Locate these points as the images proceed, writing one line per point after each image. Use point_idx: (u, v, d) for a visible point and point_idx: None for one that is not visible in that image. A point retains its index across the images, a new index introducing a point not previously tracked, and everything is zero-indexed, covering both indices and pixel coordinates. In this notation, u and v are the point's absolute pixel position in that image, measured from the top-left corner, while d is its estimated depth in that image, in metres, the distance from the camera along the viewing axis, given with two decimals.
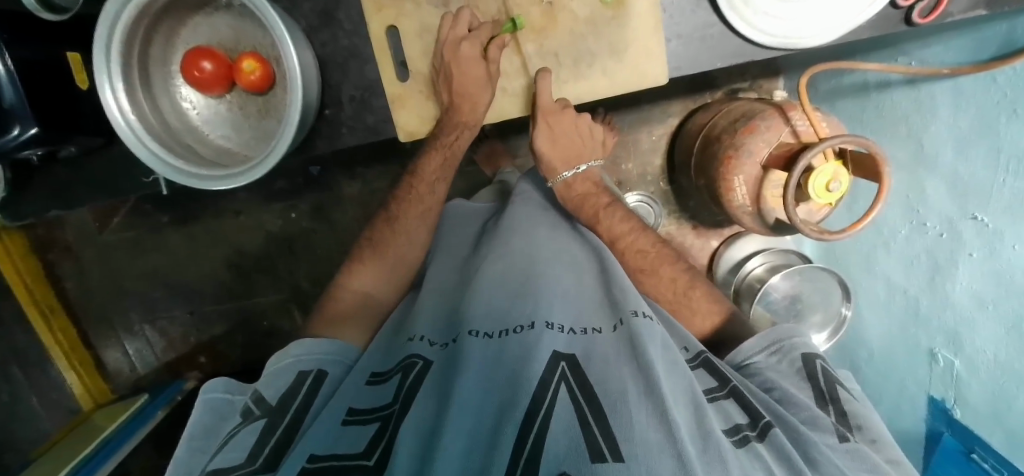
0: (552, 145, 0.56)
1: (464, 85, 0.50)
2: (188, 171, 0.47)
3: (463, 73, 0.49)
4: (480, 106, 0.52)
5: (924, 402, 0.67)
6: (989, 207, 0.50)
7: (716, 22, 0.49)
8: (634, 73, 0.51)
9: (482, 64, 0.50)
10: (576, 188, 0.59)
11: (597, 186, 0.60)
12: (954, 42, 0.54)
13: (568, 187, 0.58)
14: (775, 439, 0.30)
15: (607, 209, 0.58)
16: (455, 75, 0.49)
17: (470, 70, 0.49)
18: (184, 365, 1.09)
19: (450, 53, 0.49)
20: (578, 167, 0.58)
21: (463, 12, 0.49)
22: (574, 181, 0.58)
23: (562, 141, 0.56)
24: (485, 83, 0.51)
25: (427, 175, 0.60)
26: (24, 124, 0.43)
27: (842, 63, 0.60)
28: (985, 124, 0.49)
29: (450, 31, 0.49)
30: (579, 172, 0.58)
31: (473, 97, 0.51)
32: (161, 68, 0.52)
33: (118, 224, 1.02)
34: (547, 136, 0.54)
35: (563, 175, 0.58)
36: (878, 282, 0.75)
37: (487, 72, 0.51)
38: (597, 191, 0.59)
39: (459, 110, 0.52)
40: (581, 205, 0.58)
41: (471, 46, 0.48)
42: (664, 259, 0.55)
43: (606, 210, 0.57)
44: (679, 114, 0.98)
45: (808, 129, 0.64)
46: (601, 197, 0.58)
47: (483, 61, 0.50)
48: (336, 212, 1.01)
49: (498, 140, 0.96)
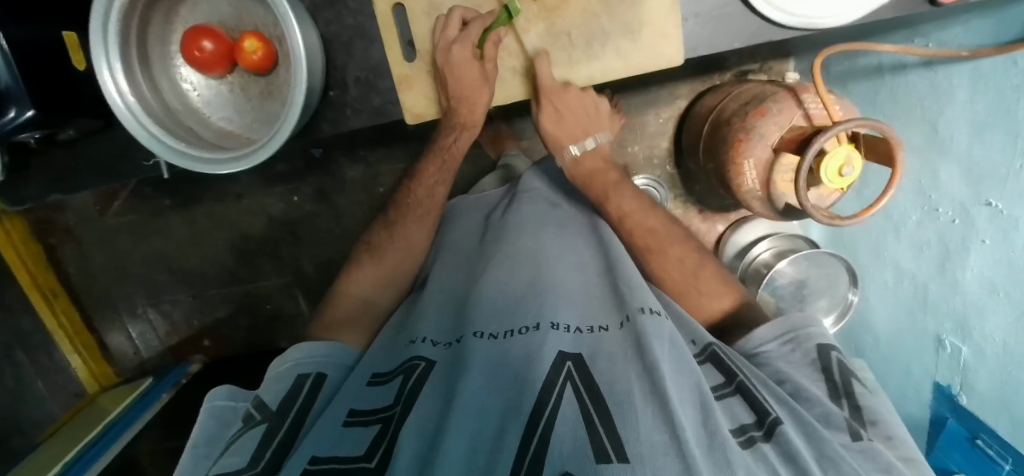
0: (557, 124, 0.56)
1: (458, 88, 0.50)
2: (188, 154, 0.46)
3: (458, 76, 0.49)
4: (478, 112, 0.53)
5: (930, 389, 0.67)
6: (1003, 192, 0.49)
7: (735, 1, 0.46)
8: (649, 55, 0.49)
9: (476, 65, 0.49)
10: (585, 164, 0.59)
11: (607, 162, 0.60)
12: (975, 23, 0.52)
13: (576, 164, 0.59)
14: (783, 439, 0.29)
15: (616, 187, 0.57)
16: (450, 80, 0.49)
17: (464, 72, 0.49)
18: (189, 348, 1.10)
19: (447, 51, 0.48)
20: (587, 142, 0.59)
21: (454, 12, 0.48)
22: (583, 157, 0.59)
23: (568, 119, 0.56)
24: (482, 83, 0.51)
25: (425, 181, 0.61)
26: (22, 107, 0.43)
27: (858, 45, 0.57)
28: (1002, 107, 0.48)
29: (443, 34, 0.49)
30: (587, 148, 0.59)
31: (470, 99, 0.51)
32: (160, 47, 0.50)
33: (120, 208, 1.01)
34: (552, 117, 0.55)
35: (569, 151, 0.58)
36: (887, 269, 0.75)
37: (485, 68, 0.50)
38: (607, 168, 0.59)
39: (459, 113, 0.53)
40: (589, 181, 0.58)
41: (462, 49, 0.47)
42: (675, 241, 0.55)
43: (614, 187, 0.57)
44: (688, 96, 0.96)
45: (823, 112, 0.63)
46: (610, 173, 0.58)
47: (478, 61, 0.49)
48: (339, 196, 1.00)
49: (503, 123, 0.94)
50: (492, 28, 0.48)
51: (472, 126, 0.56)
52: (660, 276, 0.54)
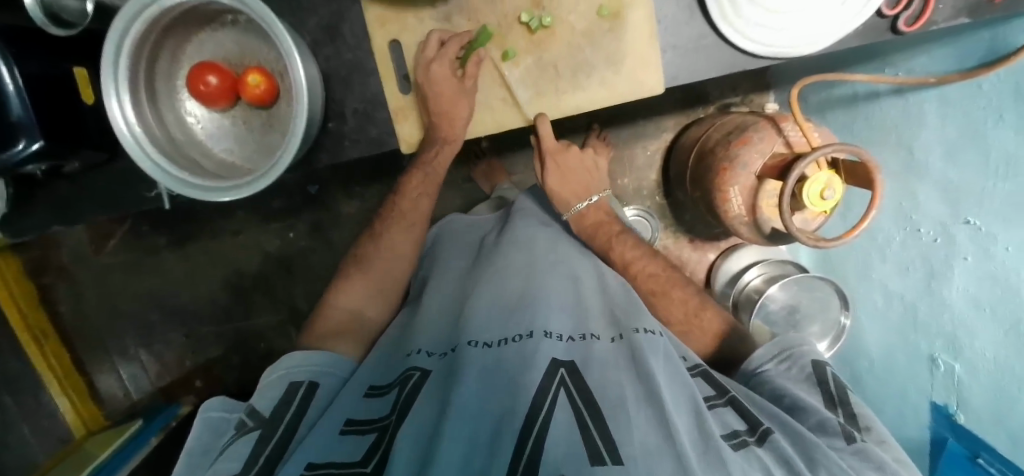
0: (562, 181, 0.60)
1: (437, 103, 0.51)
2: (190, 182, 0.47)
3: (438, 91, 0.51)
4: (458, 125, 0.53)
5: (928, 407, 0.66)
6: (981, 211, 0.51)
7: (709, 33, 0.50)
8: (633, 84, 0.52)
9: (455, 82, 0.51)
10: (589, 219, 0.61)
11: (609, 215, 0.62)
12: (936, 52, 0.57)
13: (582, 218, 0.61)
14: (775, 445, 0.30)
15: (618, 237, 0.59)
16: (429, 96, 0.51)
17: (442, 89, 0.51)
18: (180, 389, 1.06)
19: (422, 76, 0.51)
20: (591, 199, 0.61)
21: (432, 35, 0.51)
22: (588, 211, 0.61)
23: (570, 174, 0.60)
24: (461, 99, 0.52)
25: (409, 191, 0.61)
26: (30, 138, 0.42)
27: (831, 75, 0.60)
28: (971, 128, 0.51)
29: (422, 54, 0.51)
30: (591, 203, 0.61)
31: (449, 113, 0.52)
32: (167, 82, 0.52)
33: (115, 246, 1.01)
34: (555, 174, 0.60)
35: (576, 207, 0.60)
36: (875, 293, 0.76)
37: (462, 90, 0.52)
38: (609, 219, 0.61)
39: (439, 128, 0.53)
40: (595, 232, 0.60)
41: (441, 67, 0.50)
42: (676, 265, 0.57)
43: (617, 237, 0.59)
44: (673, 129, 1.00)
45: (801, 139, 0.66)
46: (612, 225, 0.60)
47: (458, 79, 0.51)
48: (335, 231, 1.01)
49: (495, 157, 0.98)
50: (470, 50, 0.50)
51: (454, 141, 0.56)
52: (665, 318, 0.54)
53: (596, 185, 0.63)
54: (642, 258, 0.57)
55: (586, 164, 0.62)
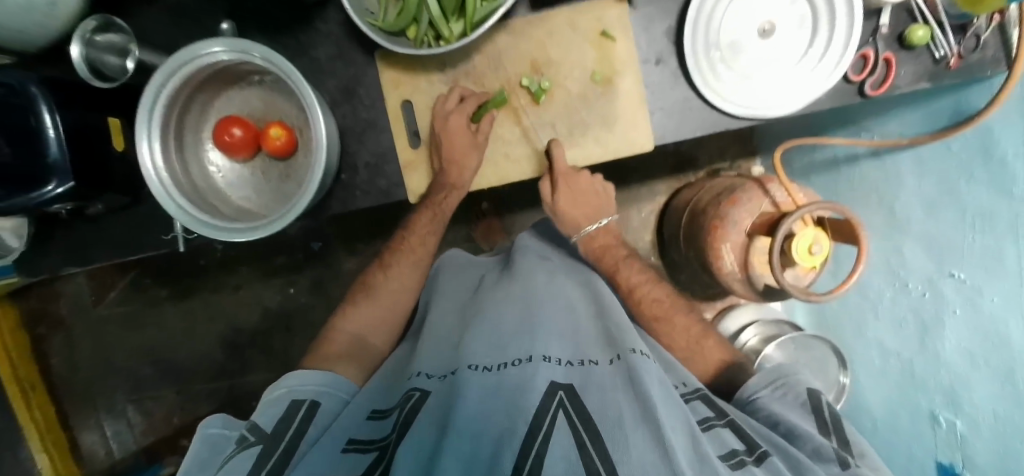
0: (573, 204, 0.61)
1: (451, 152, 0.55)
2: (210, 223, 0.49)
3: (451, 141, 0.55)
4: (468, 171, 0.56)
5: (934, 467, 0.63)
6: (964, 263, 0.53)
7: (693, 97, 0.55)
8: (626, 141, 0.56)
9: (469, 134, 0.55)
10: (597, 241, 0.63)
11: (616, 239, 0.64)
12: (906, 116, 0.62)
13: (591, 241, 0.63)
14: (773, 466, 0.30)
15: (625, 260, 0.62)
16: (444, 144, 0.55)
17: (456, 139, 0.54)
18: (164, 447, 1.00)
19: (440, 125, 0.55)
20: (601, 222, 0.63)
21: (454, 89, 0.56)
22: (597, 234, 0.63)
23: (580, 198, 0.61)
24: (473, 148, 0.55)
25: (417, 231, 0.61)
26: (62, 179, 0.45)
27: (810, 141, 0.65)
28: (945, 187, 0.55)
29: (441, 106, 0.56)
30: (601, 226, 0.63)
31: (461, 162, 0.55)
32: (194, 134, 0.57)
33: (115, 298, 1.01)
34: (566, 196, 0.59)
35: (587, 229, 0.62)
36: (872, 351, 0.76)
37: (474, 141, 0.55)
38: (616, 244, 0.63)
39: (447, 173, 0.55)
40: (603, 256, 0.62)
41: (458, 118, 0.54)
42: (678, 308, 0.58)
43: (624, 260, 0.62)
44: (665, 193, 1.05)
45: (786, 200, 0.69)
46: (620, 250, 0.63)
47: (472, 131, 0.55)
48: (335, 287, 1.01)
49: (495, 216, 1.01)
50: (485, 107, 0.55)
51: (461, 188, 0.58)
52: (669, 345, 0.56)
53: (606, 208, 0.63)
54: (647, 283, 0.60)
55: (598, 188, 0.62)
